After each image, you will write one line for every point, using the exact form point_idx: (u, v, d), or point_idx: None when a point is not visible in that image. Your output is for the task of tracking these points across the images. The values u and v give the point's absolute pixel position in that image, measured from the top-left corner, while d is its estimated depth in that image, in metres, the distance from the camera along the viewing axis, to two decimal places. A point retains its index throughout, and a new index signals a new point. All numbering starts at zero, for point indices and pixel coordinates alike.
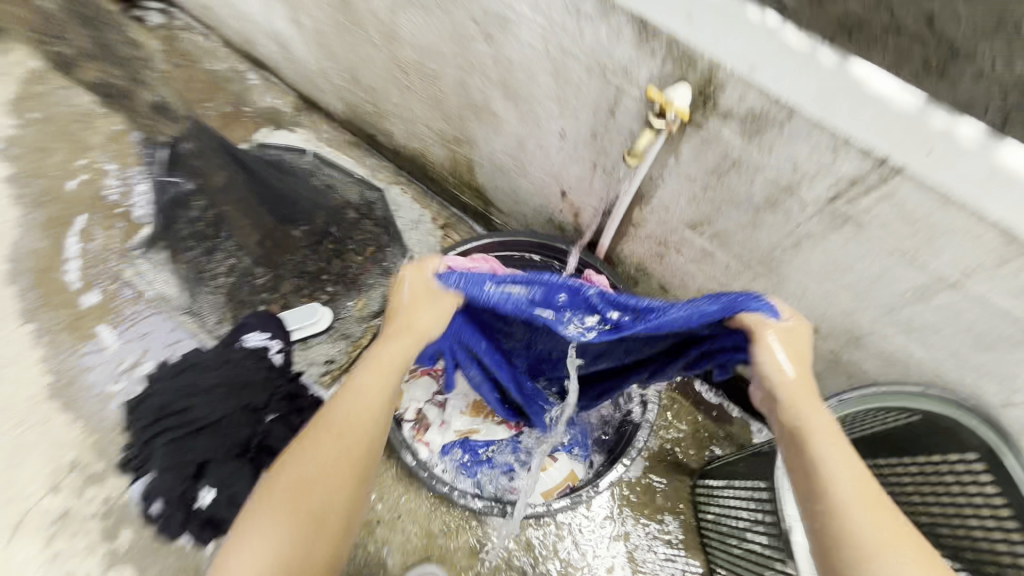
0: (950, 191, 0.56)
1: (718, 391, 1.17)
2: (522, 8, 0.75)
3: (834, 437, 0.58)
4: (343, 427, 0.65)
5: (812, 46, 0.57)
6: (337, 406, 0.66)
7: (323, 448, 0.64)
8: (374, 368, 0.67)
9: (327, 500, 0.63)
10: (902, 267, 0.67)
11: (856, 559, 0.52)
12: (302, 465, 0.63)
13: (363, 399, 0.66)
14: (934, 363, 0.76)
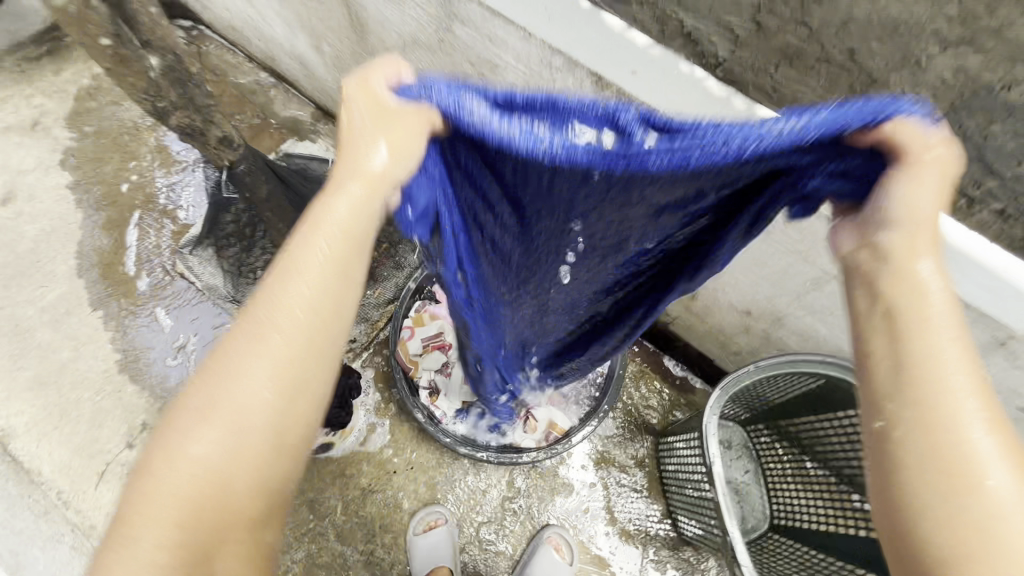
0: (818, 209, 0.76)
1: (683, 365, 1.38)
2: (507, 57, 0.95)
3: (953, 331, 0.44)
4: (270, 314, 0.48)
5: (726, 95, 0.75)
6: (266, 290, 0.49)
7: (248, 340, 0.48)
8: (314, 235, 0.50)
9: (257, 407, 0.47)
10: (800, 263, 0.87)
11: (953, 479, 0.41)
12: (226, 361, 0.48)
13: (297, 275, 0.49)
14: (834, 338, 0.97)
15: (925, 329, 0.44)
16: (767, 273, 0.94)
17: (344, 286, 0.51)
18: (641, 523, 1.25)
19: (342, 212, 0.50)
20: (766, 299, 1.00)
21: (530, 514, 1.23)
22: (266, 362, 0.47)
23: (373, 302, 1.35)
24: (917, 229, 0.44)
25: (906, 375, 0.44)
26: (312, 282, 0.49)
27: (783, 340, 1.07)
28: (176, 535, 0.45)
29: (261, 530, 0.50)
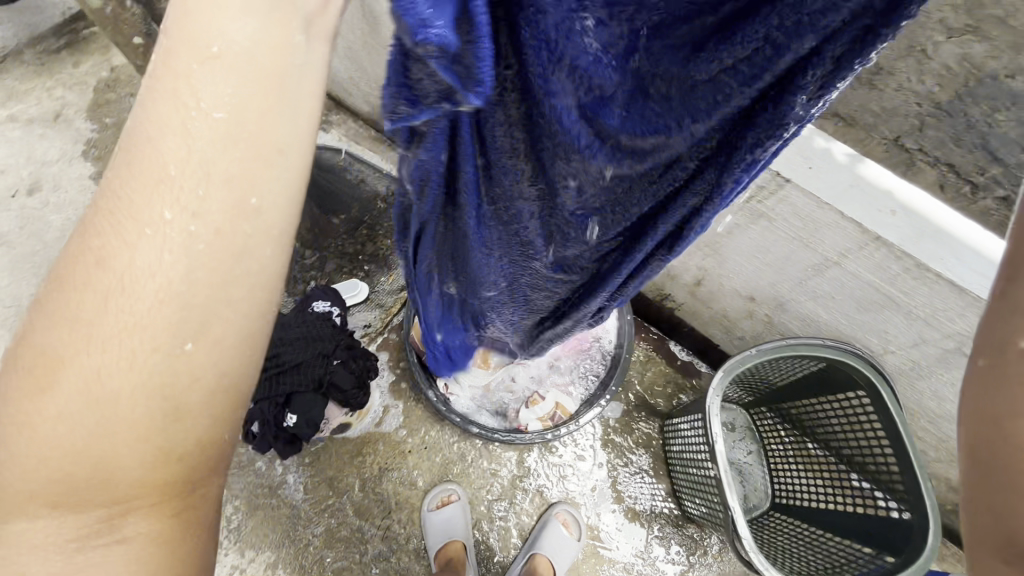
0: (818, 197, 0.79)
1: (688, 350, 1.42)
2: None
3: None
4: (129, 217, 0.31)
5: None
6: (118, 182, 0.31)
7: (100, 259, 0.31)
8: (172, 82, 0.30)
9: (123, 361, 0.31)
10: (802, 250, 0.90)
11: None
12: (74, 298, 0.32)
13: (158, 149, 0.30)
14: (835, 323, 1.00)
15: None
16: (770, 260, 0.97)
17: (249, 157, 0.31)
18: (647, 502, 1.29)
19: (233, 30, 0.30)
20: (769, 285, 1.03)
21: (539, 491, 1.28)
22: (131, 290, 0.31)
23: (387, 289, 1.41)
24: None
25: None
26: (186, 164, 0.30)
27: (785, 325, 1.10)
28: (58, 528, 0.34)
29: (186, 516, 0.37)
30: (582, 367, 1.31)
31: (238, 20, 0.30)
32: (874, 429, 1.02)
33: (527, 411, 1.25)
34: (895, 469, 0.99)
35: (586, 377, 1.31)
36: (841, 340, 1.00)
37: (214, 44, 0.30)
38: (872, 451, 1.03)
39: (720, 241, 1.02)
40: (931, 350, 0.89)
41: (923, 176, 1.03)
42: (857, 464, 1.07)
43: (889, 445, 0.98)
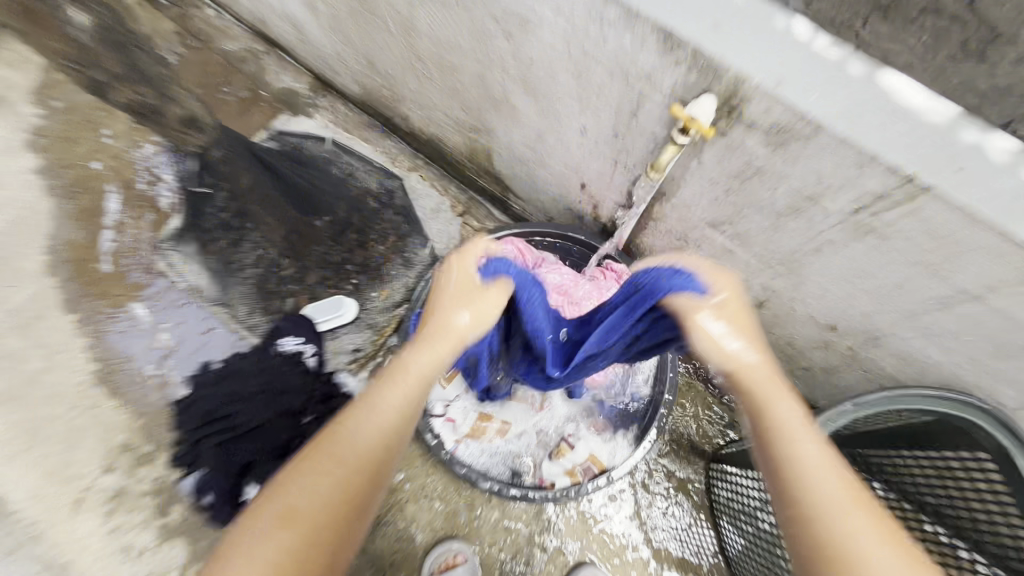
0: (971, 211, 0.56)
1: None
2: (543, 11, 0.74)
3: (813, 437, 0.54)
4: (353, 433, 0.56)
5: (842, 58, 0.58)
6: (349, 415, 0.58)
7: (331, 465, 0.53)
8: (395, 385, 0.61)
9: (326, 517, 0.51)
10: (925, 277, 0.67)
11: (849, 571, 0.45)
12: (305, 470, 0.53)
13: (384, 412, 0.58)
14: (951, 367, 0.78)
15: (802, 426, 0.55)
16: (869, 286, 0.75)
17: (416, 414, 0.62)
18: (688, 558, 1.10)
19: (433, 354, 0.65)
20: (862, 315, 0.81)
21: (561, 549, 1.08)
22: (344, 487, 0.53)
23: (378, 306, 1.22)
24: (752, 368, 0.59)
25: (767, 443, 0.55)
26: (402, 406, 0.60)
27: (875, 361, 0.87)
28: None
29: None
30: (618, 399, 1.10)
31: (433, 350, 0.65)
32: (995, 504, 0.73)
33: (549, 461, 1.07)
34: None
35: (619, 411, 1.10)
36: (959, 390, 0.77)
37: (422, 357, 0.64)
38: (990, 534, 0.74)
39: (801, 259, 0.80)
40: None
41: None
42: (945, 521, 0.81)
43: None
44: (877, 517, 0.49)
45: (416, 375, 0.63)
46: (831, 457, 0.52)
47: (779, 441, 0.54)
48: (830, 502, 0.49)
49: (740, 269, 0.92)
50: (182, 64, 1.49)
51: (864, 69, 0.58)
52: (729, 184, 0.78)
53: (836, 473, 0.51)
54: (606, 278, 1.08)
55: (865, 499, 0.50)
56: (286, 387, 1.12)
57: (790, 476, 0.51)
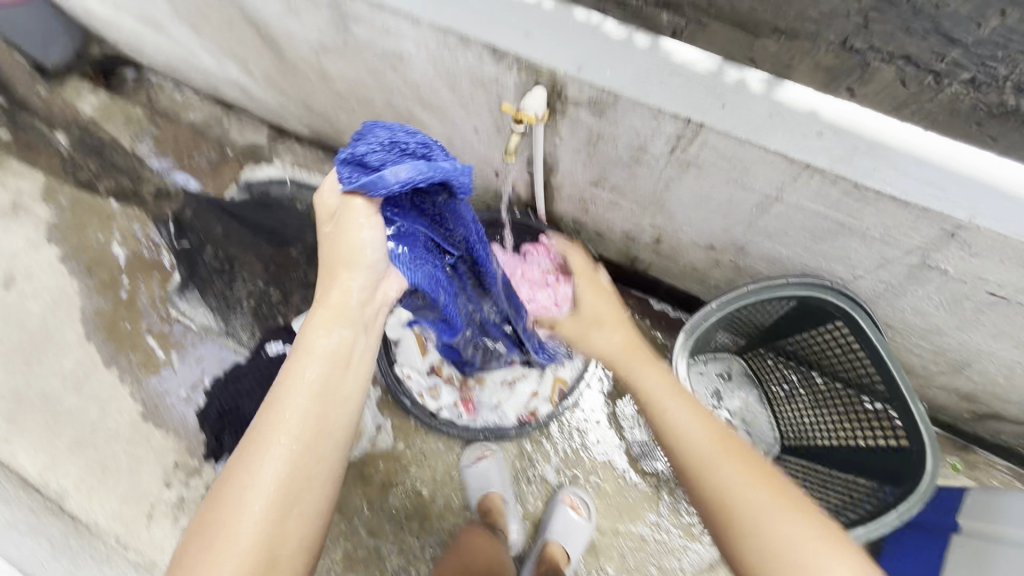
0: (736, 134, 0.74)
1: (676, 307, 1.41)
2: (408, 48, 0.92)
3: (683, 399, 0.83)
4: (303, 355, 0.67)
5: (629, 35, 0.77)
6: (299, 347, 0.68)
7: (310, 401, 0.66)
8: (357, 273, 0.70)
9: (295, 414, 0.65)
10: (739, 191, 0.84)
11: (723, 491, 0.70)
12: (275, 400, 0.66)
13: (318, 342, 0.68)
14: (798, 258, 0.94)
15: (677, 391, 0.84)
16: (713, 208, 0.92)
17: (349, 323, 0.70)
18: (642, 453, 1.28)
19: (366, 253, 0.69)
20: (722, 231, 0.98)
21: (544, 477, 1.28)
22: (313, 399, 0.66)
23: None
24: (649, 365, 0.91)
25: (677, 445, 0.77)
26: (333, 306, 0.69)
27: (752, 267, 1.04)
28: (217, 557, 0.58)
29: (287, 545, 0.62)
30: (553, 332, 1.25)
31: (370, 232, 0.69)
32: (848, 344, 0.98)
33: (536, 399, 1.21)
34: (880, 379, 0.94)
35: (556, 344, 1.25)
36: (804, 274, 0.96)
37: (327, 253, 0.70)
38: (854, 365, 0.99)
39: (662, 198, 0.97)
40: (898, 269, 0.82)
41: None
42: (845, 381, 1.04)
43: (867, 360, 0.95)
44: (753, 462, 0.72)
45: (384, 289, 0.73)
46: (707, 419, 0.79)
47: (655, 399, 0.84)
48: (717, 471, 0.72)
49: (630, 216, 1.10)
50: (157, 140, 1.74)
51: (648, 40, 0.77)
52: (586, 151, 0.96)
53: (712, 434, 0.76)
54: (536, 251, 1.25)
55: (731, 439, 0.76)
56: None
57: (655, 411, 0.83)
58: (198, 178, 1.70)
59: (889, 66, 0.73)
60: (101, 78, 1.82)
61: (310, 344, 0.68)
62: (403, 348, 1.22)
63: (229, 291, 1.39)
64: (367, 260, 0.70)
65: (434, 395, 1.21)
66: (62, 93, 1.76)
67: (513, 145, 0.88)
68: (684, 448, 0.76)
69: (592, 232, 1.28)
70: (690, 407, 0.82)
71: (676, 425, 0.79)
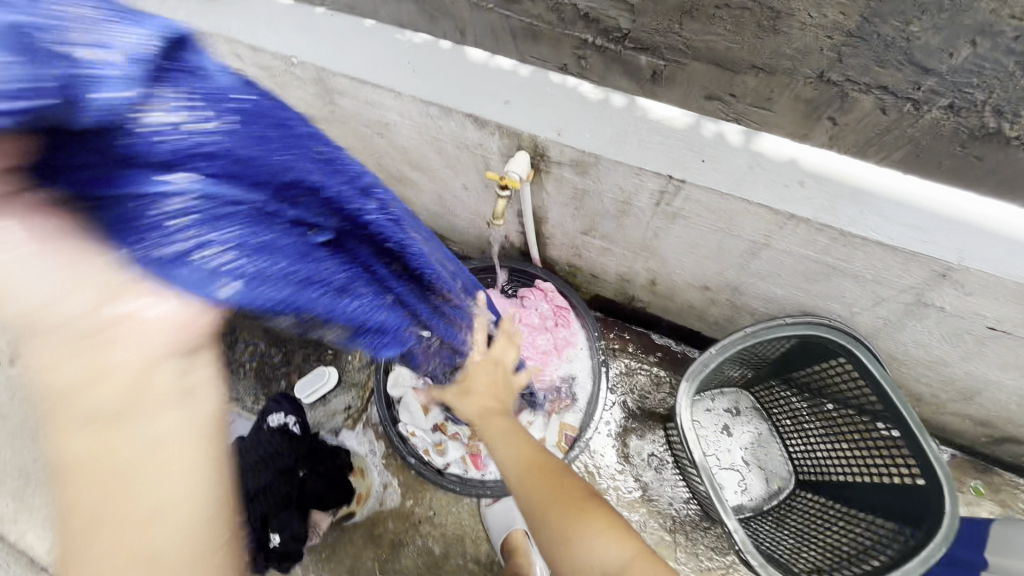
0: (718, 189, 0.74)
1: (678, 341, 1.40)
2: (392, 117, 0.94)
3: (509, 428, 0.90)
4: (71, 469, 0.49)
5: (604, 96, 0.80)
6: (59, 455, 0.49)
7: (108, 511, 0.49)
8: (41, 337, 0.46)
9: (99, 538, 0.49)
10: (728, 238, 0.85)
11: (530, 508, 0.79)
12: (75, 532, 0.49)
13: (71, 448, 0.48)
14: (795, 297, 0.93)
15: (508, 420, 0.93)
16: (705, 253, 0.92)
17: (106, 403, 0.47)
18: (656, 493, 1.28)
19: (78, 306, 0.44)
20: (716, 274, 0.98)
21: None
22: (105, 511, 0.49)
23: (356, 367, 1.40)
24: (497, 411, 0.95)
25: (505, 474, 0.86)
26: (80, 397, 0.47)
27: (750, 305, 1.04)
28: None
29: None
30: (555, 378, 1.25)
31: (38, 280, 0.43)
32: (851, 378, 0.97)
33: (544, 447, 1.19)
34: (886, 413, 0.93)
35: (560, 389, 1.25)
36: (804, 313, 0.95)
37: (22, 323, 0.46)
38: (859, 398, 0.98)
39: (653, 244, 0.98)
40: (895, 305, 0.81)
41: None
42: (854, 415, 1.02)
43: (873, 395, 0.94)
44: (558, 477, 0.81)
45: (132, 337, 0.47)
46: (524, 443, 0.87)
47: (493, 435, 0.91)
48: (523, 490, 0.81)
49: (622, 260, 1.10)
50: None
51: (625, 99, 0.79)
52: (574, 204, 0.97)
53: (525, 455, 0.85)
54: (533, 296, 1.26)
55: (542, 458, 0.84)
56: (277, 452, 1.22)
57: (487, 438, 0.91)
58: None
59: (868, 96, 0.63)
60: None
61: (70, 449, 0.48)
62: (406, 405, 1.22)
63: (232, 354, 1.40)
64: (52, 318, 0.44)
65: (442, 451, 1.21)
66: None
67: (499, 210, 0.89)
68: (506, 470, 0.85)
69: (587, 274, 1.27)
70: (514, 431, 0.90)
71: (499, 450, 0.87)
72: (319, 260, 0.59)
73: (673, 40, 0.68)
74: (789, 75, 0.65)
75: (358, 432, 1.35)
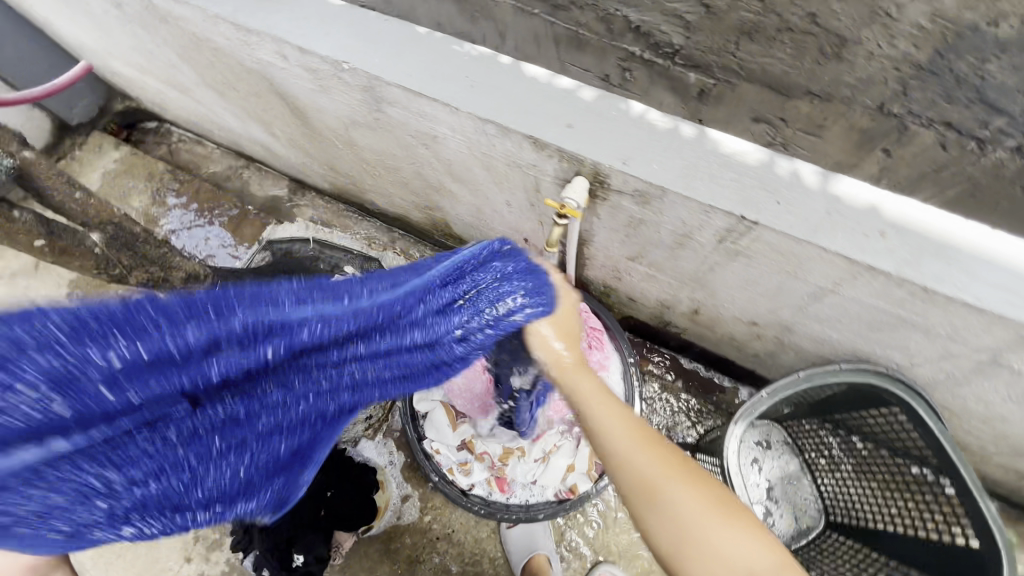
0: (793, 233, 0.71)
1: (709, 368, 1.36)
2: (443, 130, 0.90)
3: (600, 394, 0.74)
4: None
5: (674, 124, 0.77)
6: None
7: None
8: None
9: None
10: (791, 280, 0.81)
11: (644, 486, 0.68)
12: None
13: None
14: (850, 341, 0.90)
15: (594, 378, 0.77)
16: (761, 290, 0.89)
17: None
18: None
19: None
20: (768, 311, 0.94)
21: (580, 552, 1.23)
22: None
23: None
24: (580, 376, 0.76)
25: (598, 442, 0.71)
26: None
27: (797, 343, 1.00)
28: None
29: None
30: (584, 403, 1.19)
31: None
32: (902, 428, 0.94)
33: (575, 472, 1.17)
34: (940, 468, 0.90)
35: None
36: (857, 359, 0.92)
37: None
38: (908, 448, 0.95)
39: (704, 276, 0.94)
40: (965, 362, 0.78)
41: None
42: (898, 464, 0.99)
43: (928, 449, 0.90)
44: (668, 451, 0.71)
45: None
46: (624, 409, 0.73)
47: (582, 402, 0.74)
48: (633, 459, 0.69)
49: (667, 287, 1.06)
50: (179, 193, 1.74)
51: (695, 129, 0.76)
52: (625, 232, 0.93)
53: (627, 422, 0.72)
54: None
55: (643, 428, 0.73)
56: None
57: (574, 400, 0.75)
58: (219, 232, 1.70)
59: (930, 129, 0.64)
60: (123, 131, 1.83)
61: None
62: (432, 422, 1.19)
63: None
64: None
65: (466, 472, 1.19)
66: (86, 149, 1.78)
67: (556, 237, 0.87)
68: (614, 440, 0.70)
69: (624, 296, 1.24)
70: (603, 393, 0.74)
71: (598, 417, 0.72)
72: (195, 422, 0.61)
73: (729, 61, 0.69)
74: (846, 103, 0.66)
75: (378, 442, 1.33)
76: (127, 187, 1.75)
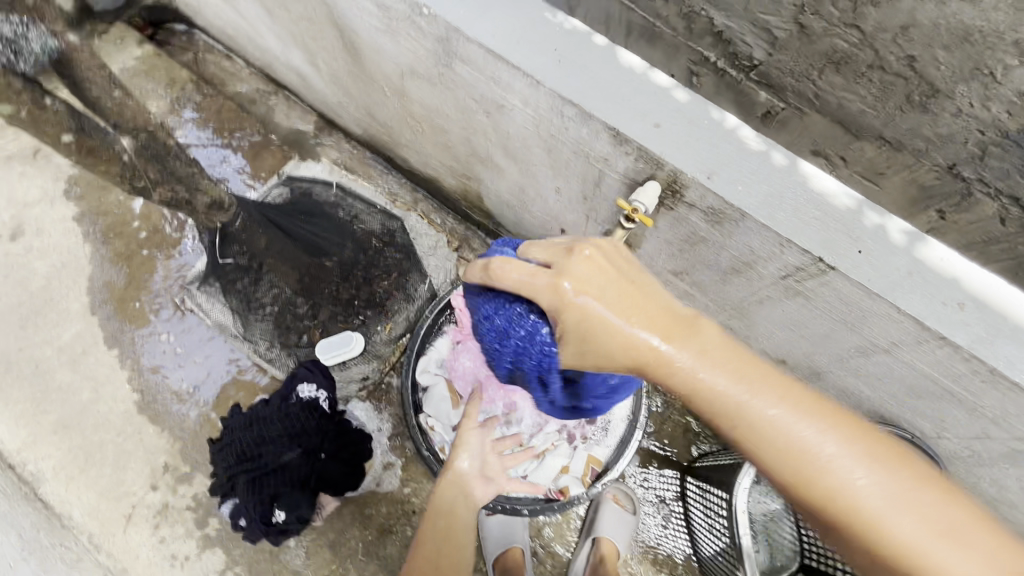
0: (869, 287, 0.67)
1: None
2: (514, 102, 0.84)
3: (751, 391, 0.59)
4: None
5: (767, 149, 0.71)
6: None
7: None
8: None
9: None
10: (844, 330, 0.78)
11: (851, 508, 0.54)
12: None
13: None
14: (880, 400, 0.88)
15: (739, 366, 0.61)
16: (806, 334, 0.86)
17: None
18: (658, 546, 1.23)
19: None
20: (804, 354, 0.91)
21: (552, 552, 1.24)
22: None
23: (384, 338, 1.34)
24: (708, 366, 0.61)
25: (771, 468, 0.58)
26: None
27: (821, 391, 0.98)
28: None
29: None
30: None
31: None
32: None
33: (568, 476, 1.14)
34: None
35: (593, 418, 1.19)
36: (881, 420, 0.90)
37: None
38: None
39: (749, 306, 0.90)
40: (996, 445, 0.78)
41: (986, 208, 0.99)
42: None
43: None
44: (860, 440, 0.57)
45: None
46: (791, 405, 0.59)
47: (724, 410, 0.60)
48: (828, 478, 0.55)
49: (701, 310, 1.03)
50: (199, 107, 1.64)
51: (786, 158, 0.71)
52: (679, 246, 0.88)
53: (801, 422, 0.57)
54: None
55: (827, 415, 0.59)
56: (303, 429, 1.21)
57: (718, 415, 0.60)
58: (235, 156, 1.61)
59: None
60: (148, 28, 1.70)
61: None
62: (431, 398, 1.16)
63: (255, 293, 1.29)
64: None
65: None
66: (106, 38, 1.65)
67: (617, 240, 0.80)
68: (794, 456, 0.57)
69: None
70: (753, 385, 0.60)
71: (758, 428, 0.58)
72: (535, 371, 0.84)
73: None
74: None
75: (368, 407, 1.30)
76: (143, 88, 1.64)
